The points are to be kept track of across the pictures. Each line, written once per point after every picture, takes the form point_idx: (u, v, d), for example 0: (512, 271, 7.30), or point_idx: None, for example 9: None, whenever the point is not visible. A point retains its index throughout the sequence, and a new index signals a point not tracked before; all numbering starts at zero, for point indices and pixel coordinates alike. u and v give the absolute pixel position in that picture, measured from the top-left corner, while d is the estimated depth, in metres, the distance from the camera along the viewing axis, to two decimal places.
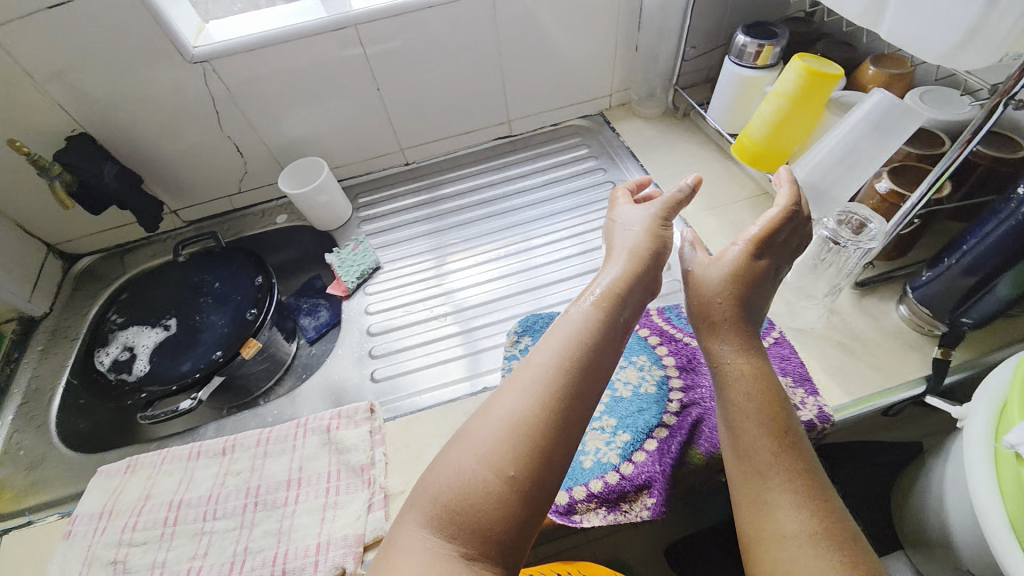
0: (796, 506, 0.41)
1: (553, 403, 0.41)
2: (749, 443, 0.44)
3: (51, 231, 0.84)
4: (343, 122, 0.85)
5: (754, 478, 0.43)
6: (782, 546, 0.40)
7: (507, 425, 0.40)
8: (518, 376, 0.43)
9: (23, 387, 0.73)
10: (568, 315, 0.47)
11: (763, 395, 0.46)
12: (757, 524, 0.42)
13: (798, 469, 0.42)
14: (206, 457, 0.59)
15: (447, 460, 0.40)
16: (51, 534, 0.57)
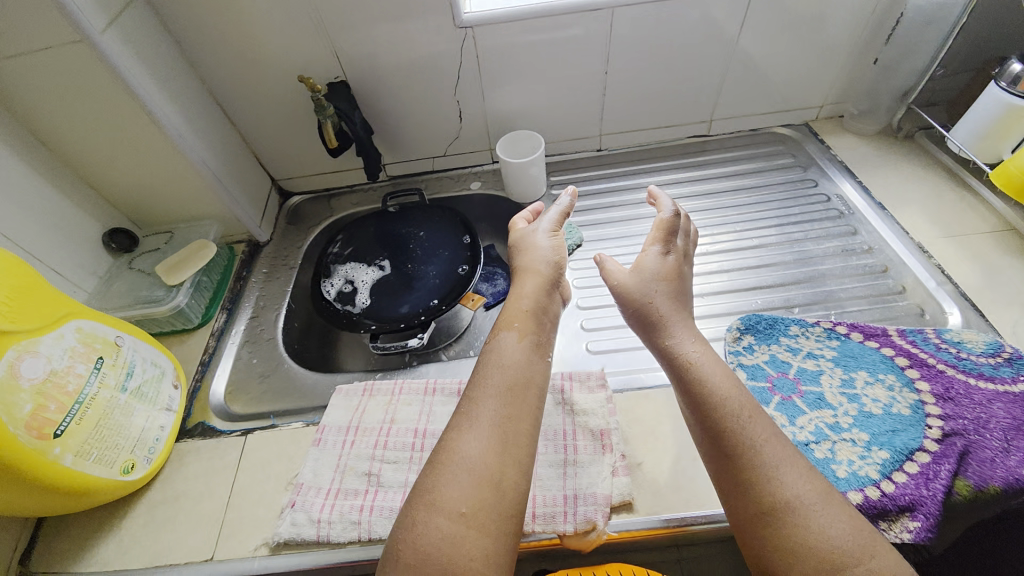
0: (795, 471, 0.43)
1: (504, 452, 0.46)
2: (704, 430, 0.48)
3: (277, 166, 0.91)
4: (561, 101, 0.87)
5: (728, 453, 0.46)
6: (805, 512, 0.41)
7: (487, 486, 0.44)
8: (479, 427, 0.47)
9: (252, 303, 0.80)
10: (504, 346, 0.55)
11: (681, 364, 0.53)
12: (762, 493, 0.43)
13: (749, 439, 0.45)
14: (442, 394, 0.63)
15: (462, 491, 0.43)
16: (300, 439, 0.61)
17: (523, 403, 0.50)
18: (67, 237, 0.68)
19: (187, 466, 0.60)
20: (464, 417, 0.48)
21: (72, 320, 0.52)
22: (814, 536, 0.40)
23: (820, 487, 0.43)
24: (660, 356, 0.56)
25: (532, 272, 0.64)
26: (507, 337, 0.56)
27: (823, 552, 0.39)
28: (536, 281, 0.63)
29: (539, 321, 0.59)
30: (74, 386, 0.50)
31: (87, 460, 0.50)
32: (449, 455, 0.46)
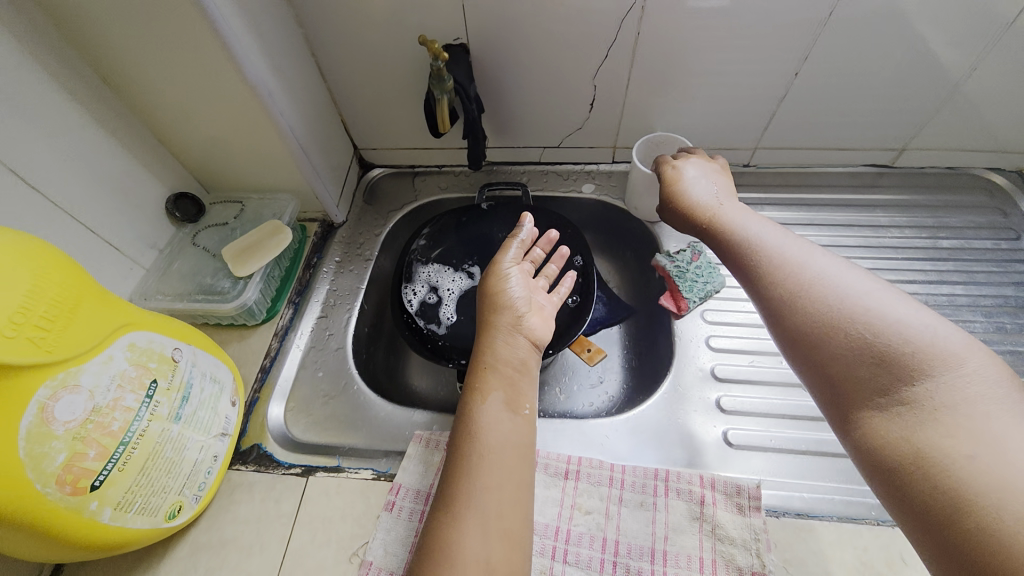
0: (859, 281, 0.41)
1: (502, 541, 0.41)
2: (750, 284, 0.47)
3: (363, 135, 0.77)
4: (722, 101, 0.69)
5: (780, 296, 0.44)
6: (870, 309, 0.39)
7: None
8: (469, 507, 0.42)
9: (321, 298, 0.69)
10: (485, 422, 0.47)
11: (733, 233, 0.51)
12: (817, 316, 0.40)
13: (801, 271, 0.44)
14: (545, 473, 0.50)
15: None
16: (370, 494, 0.51)
17: (515, 463, 0.45)
18: (127, 203, 0.58)
19: (239, 504, 0.51)
20: (458, 503, 0.42)
21: (123, 336, 0.42)
22: (877, 326, 0.38)
23: (887, 293, 0.40)
24: (713, 230, 0.54)
25: (502, 325, 0.54)
26: (488, 399, 0.48)
27: (888, 343, 0.37)
28: (503, 336, 0.53)
29: (515, 378, 0.51)
30: (120, 424, 0.40)
31: (128, 512, 0.41)
32: (448, 556, 0.40)
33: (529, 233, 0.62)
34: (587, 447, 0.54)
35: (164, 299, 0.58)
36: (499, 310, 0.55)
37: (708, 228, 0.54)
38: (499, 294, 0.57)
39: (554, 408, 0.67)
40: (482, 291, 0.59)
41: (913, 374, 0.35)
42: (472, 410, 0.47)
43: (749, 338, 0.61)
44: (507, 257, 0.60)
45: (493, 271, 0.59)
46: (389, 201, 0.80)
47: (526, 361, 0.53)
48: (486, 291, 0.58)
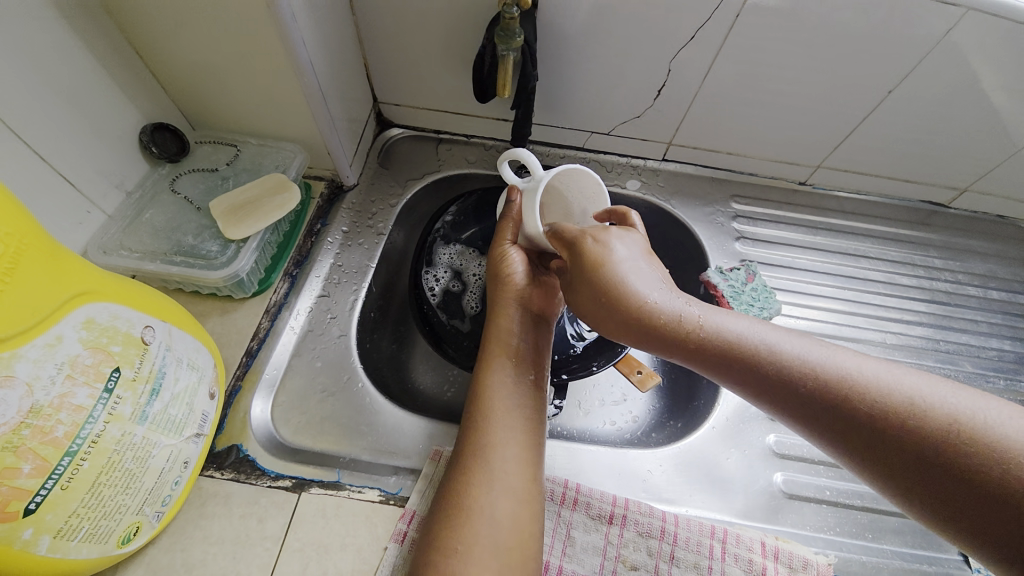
0: (885, 373, 0.35)
1: (510, 499, 0.39)
2: (787, 410, 0.38)
3: (385, 86, 0.65)
4: (801, 111, 0.62)
5: (840, 424, 0.35)
6: (942, 412, 0.32)
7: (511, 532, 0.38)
8: (490, 462, 0.41)
9: (323, 273, 0.58)
10: (501, 383, 0.45)
11: (726, 337, 0.40)
12: (898, 439, 0.32)
13: (835, 379, 0.36)
14: (587, 516, 0.44)
15: (487, 541, 0.37)
16: (376, 519, 0.43)
17: (524, 432, 0.43)
18: (87, 127, 0.45)
19: (211, 520, 0.42)
20: (470, 464, 0.41)
21: (76, 310, 0.31)
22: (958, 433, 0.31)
23: (931, 382, 0.34)
24: (676, 332, 0.41)
25: (509, 302, 0.50)
26: (494, 370, 0.46)
27: (995, 456, 0.29)
28: (511, 317, 0.49)
29: (522, 352, 0.47)
30: (66, 430, 0.30)
31: (72, 540, 0.32)
32: (456, 508, 0.39)
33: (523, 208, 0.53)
34: (626, 483, 0.49)
35: (128, 256, 0.46)
36: (503, 288, 0.51)
37: (682, 333, 0.41)
38: (502, 274, 0.51)
39: (571, 425, 0.56)
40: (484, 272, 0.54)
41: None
42: (482, 382, 0.45)
43: None
44: (509, 236, 0.53)
45: (492, 251, 0.54)
46: (408, 167, 0.70)
47: (535, 340, 0.49)
48: (488, 273, 0.53)
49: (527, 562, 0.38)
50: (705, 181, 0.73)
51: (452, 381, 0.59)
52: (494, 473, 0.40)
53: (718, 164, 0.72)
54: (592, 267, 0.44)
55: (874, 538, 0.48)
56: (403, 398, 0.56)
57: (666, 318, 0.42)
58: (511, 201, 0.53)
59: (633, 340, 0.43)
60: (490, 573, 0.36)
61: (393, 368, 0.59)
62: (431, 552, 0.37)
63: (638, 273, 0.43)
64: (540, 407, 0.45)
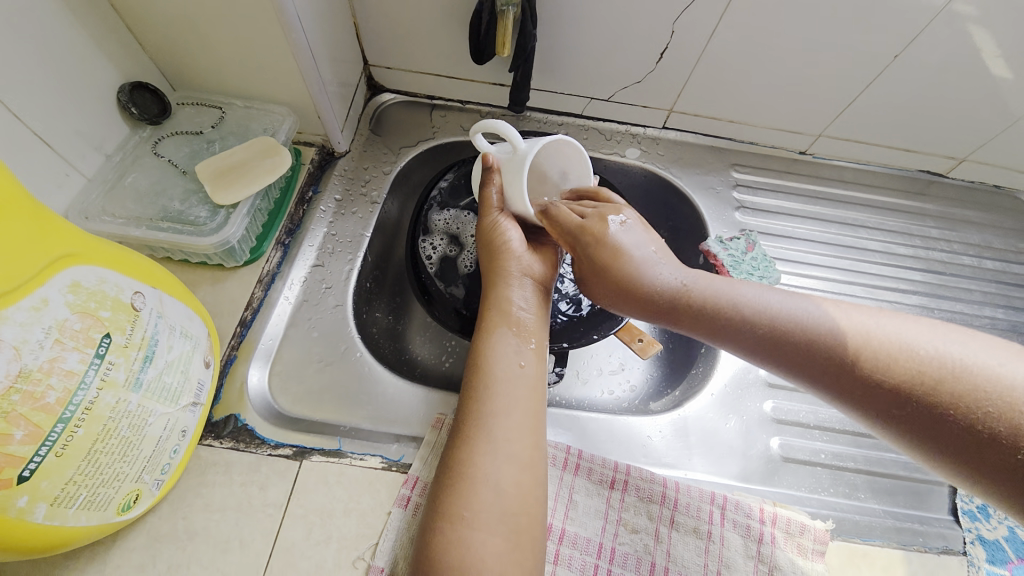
0: (898, 326, 0.36)
1: (514, 466, 0.39)
2: (777, 361, 0.40)
3: (376, 47, 0.62)
4: (805, 78, 0.61)
5: (836, 373, 0.37)
6: (964, 363, 0.32)
7: (513, 498, 0.38)
8: (491, 433, 0.40)
9: (316, 243, 0.57)
10: (502, 354, 0.44)
11: (712, 295, 0.43)
12: (900, 382, 0.34)
13: (846, 333, 0.37)
14: (589, 481, 0.44)
15: (490, 508, 0.37)
16: (378, 487, 0.43)
17: (527, 402, 0.43)
18: (60, 83, 0.42)
19: (211, 488, 0.41)
20: (472, 431, 0.40)
21: (61, 273, 0.30)
22: (976, 381, 0.31)
23: (963, 341, 0.34)
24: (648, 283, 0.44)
25: (505, 272, 0.49)
26: (494, 339, 0.45)
27: (1006, 392, 0.30)
28: (512, 287, 0.48)
29: (523, 321, 0.47)
30: (57, 396, 0.29)
31: (70, 508, 0.31)
32: (459, 474, 0.38)
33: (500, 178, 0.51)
34: (627, 447, 0.49)
35: (113, 222, 0.44)
36: (500, 258, 0.49)
37: (670, 298, 0.44)
38: (495, 247, 0.50)
39: (570, 394, 0.57)
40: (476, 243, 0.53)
41: (1002, 412, 0.30)
42: (483, 350, 0.45)
43: None
44: (495, 204, 0.51)
45: (483, 220, 0.51)
46: (400, 133, 0.67)
47: (534, 309, 0.48)
48: (483, 242, 0.51)
49: (530, 530, 0.38)
50: (704, 150, 0.72)
51: (450, 351, 0.59)
52: (496, 442, 0.40)
53: (718, 132, 0.71)
54: (604, 254, 0.46)
55: (867, 497, 0.49)
56: (400, 369, 0.56)
57: (662, 288, 0.44)
58: (488, 169, 0.50)
59: (623, 302, 0.46)
60: (493, 537, 0.37)
61: (390, 339, 0.58)
62: (437, 518, 0.37)
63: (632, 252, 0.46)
64: (541, 375, 0.45)
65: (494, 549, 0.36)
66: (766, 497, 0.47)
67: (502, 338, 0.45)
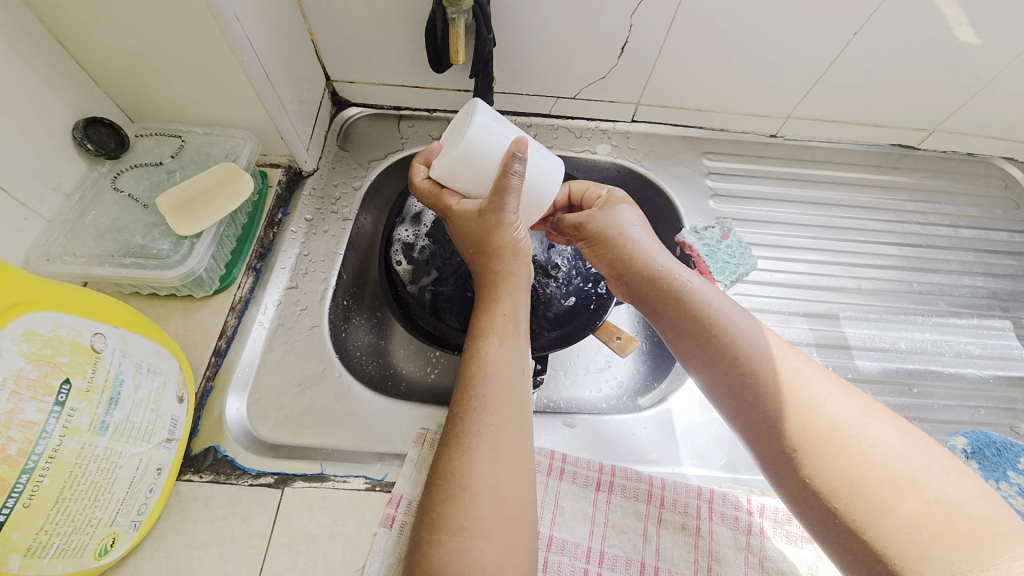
0: (876, 436, 0.35)
1: (511, 471, 0.39)
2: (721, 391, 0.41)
3: (336, 62, 0.61)
4: (769, 61, 0.60)
5: (765, 406, 0.38)
6: (907, 476, 0.34)
7: (509, 506, 0.38)
8: (484, 440, 0.39)
9: (289, 264, 0.56)
10: (501, 356, 0.43)
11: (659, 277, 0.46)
12: (835, 459, 0.35)
13: (798, 384, 0.38)
14: (575, 484, 0.44)
15: (490, 513, 0.37)
16: (363, 508, 0.42)
17: (522, 406, 0.42)
18: (9, 127, 0.42)
19: (193, 524, 0.41)
20: (463, 438, 0.39)
21: (12, 322, 0.29)
22: (895, 465, 0.34)
23: (920, 450, 0.35)
24: (629, 269, 0.48)
25: (508, 276, 0.46)
26: (491, 343, 0.44)
27: (924, 496, 0.33)
28: (514, 291, 0.46)
29: (517, 325, 0.46)
30: (18, 447, 0.29)
31: (43, 558, 0.31)
32: (456, 483, 0.37)
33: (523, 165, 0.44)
34: (611, 447, 0.49)
35: (75, 262, 0.44)
36: (510, 259, 0.46)
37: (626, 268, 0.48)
38: (499, 247, 0.46)
39: (557, 395, 0.56)
40: (479, 240, 0.46)
41: (904, 499, 0.33)
42: (480, 355, 0.43)
43: (776, 325, 0.60)
44: (512, 204, 0.45)
45: (491, 220, 0.45)
46: (368, 148, 0.67)
47: (525, 311, 0.47)
48: (487, 241, 0.46)
49: (525, 533, 0.38)
50: (675, 140, 0.72)
51: (434, 362, 0.59)
52: (495, 446, 0.39)
53: (689, 121, 0.70)
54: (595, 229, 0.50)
55: None
56: (384, 384, 0.56)
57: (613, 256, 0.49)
58: (516, 157, 0.42)
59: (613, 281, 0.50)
60: (492, 546, 0.36)
61: (372, 355, 0.58)
62: (431, 526, 0.36)
63: (647, 241, 0.48)
64: (531, 382, 0.45)
65: (493, 556, 0.35)
66: (755, 486, 0.47)
67: (497, 344, 0.44)
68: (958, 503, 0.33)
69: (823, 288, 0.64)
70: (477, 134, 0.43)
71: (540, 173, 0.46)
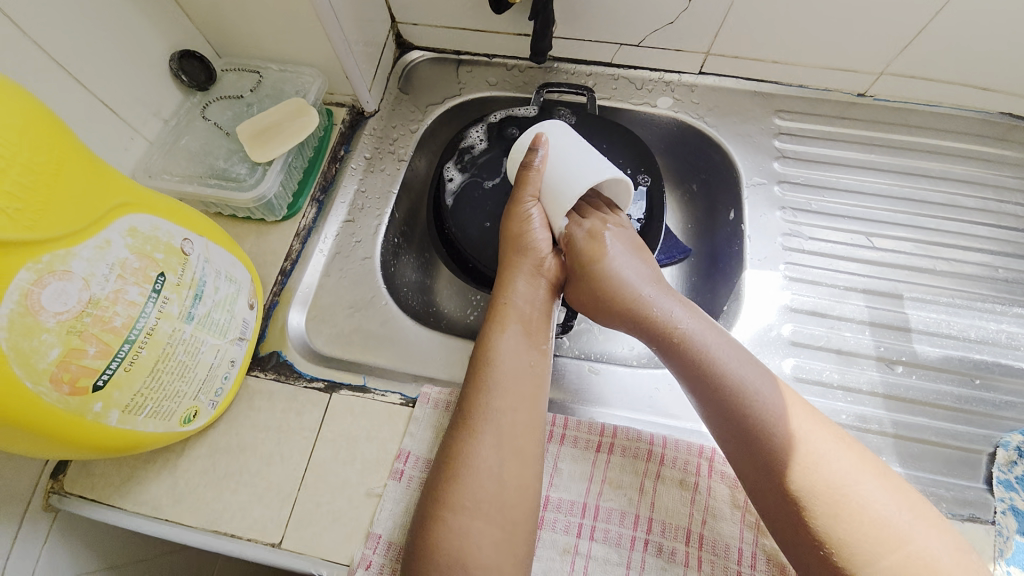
0: (842, 463, 0.40)
1: (515, 460, 0.43)
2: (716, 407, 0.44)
3: (401, 2, 0.62)
4: (864, 7, 0.54)
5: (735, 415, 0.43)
6: (860, 502, 0.39)
7: (506, 491, 0.41)
8: (487, 429, 0.43)
9: (347, 199, 0.61)
10: (513, 348, 0.47)
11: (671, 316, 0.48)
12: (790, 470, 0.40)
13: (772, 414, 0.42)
14: (575, 447, 0.46)
15: (488, 496, 0.41)
16: (397, 420, 0.48)
17: (532, 393, 0.46)
18: (120, 56, 0.48)
19: (258, 412, 0.48)
20: (467, 420, 0.44)
21: (119, 220, 0.35)
22: (836, 487, 0.39)
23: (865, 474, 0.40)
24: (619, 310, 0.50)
25: (520, 266, 0.51)
26: (504, 332, 0.48)
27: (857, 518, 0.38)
28: (525, 280, 0.51)
29: (530, 315, 0.50)
30: (123, 321, 0.35)
31: (138, 416, 0.38)
32: (461, 463, 0.42)
33: (545, 158, 0.51)
34: (630, 398, 0.51)
35: (170, 180, 0.50)
36: (524, 251, 0.51)
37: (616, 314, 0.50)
38: (513, 235, 0.52)
39: (589, 348, 0.58)
40: (505, 228, 0.53)
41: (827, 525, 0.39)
42: (492, 343, 0.47)
43: (829, 299, 0.57)
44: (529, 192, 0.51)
45: (512, 209, 0.52)
46: (427, 92, 0.68)
47: (540, 304, 0.50)
48: (508, 231, 0.52)
49: (525, 515, 0.42)
50: (746, 95, 0.67)
51: (474, 305, 0.63)
52: (499, 435, 0.43)
53: (763, 75, 0.65)
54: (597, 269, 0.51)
55: (891, 459, 0.49)
56: (426, 318, 0.61)
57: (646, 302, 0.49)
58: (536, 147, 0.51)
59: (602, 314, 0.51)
60: (491, 524, 0.40)
61: (418, 291, 0.62)
62: (436, 503, 0.41)
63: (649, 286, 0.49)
64: (545, 373, 0.48)
65: (489, 536, 0.40)
66: None
67: (509, 333, 0.48)
68: (882, 514, 0.38)
69: (890, 266, 0.59)
70: (519, 142, 0.54)
71: (574, 168, 0.50)
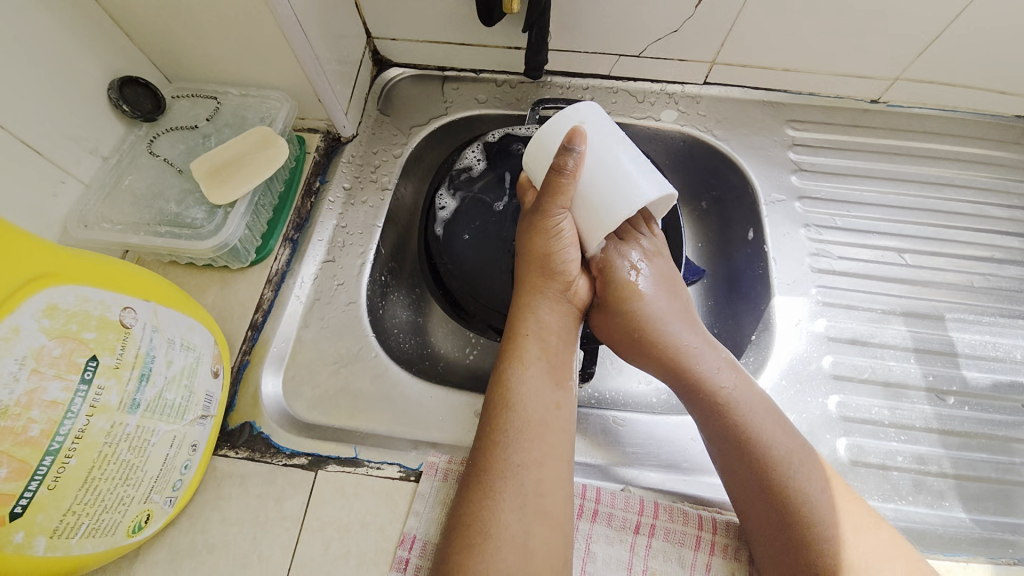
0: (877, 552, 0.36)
1: (542, 524, 0.36)
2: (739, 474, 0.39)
3: (377, 16, 0.56)
4: (882, 10, 0.50)
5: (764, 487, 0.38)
6: None
7: (533, 562, 0.35)
8: (511, 486, 0.37)
9: (326, 236, 0.54)
10: (536, 387, 0.40)
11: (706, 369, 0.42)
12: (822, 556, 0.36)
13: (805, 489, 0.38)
14: (610, 529, 0.40)
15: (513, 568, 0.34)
16: (397, 501, 0.40)
17: (559, 443, 0.39)
18: (44, 86, 0.40)
19: (228, 501, 0.40)
20: (486, 475, 0.37)
21: (32, 297, 0.28)
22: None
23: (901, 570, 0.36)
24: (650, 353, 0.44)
25: (540, 289, 0.44)
26: (524, 367, 0.41)
27: None
28: (547, 307, 0.44)
29: (552, 347, 0.42)
30: (41, 428, 0.27)
31: (71, 539, 0.30)
32: (479, 532, 0.35)
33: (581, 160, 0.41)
34: (663, 454, 0.45)
35: (111, 229, 0.43)
36: (545, 271, 0.43)
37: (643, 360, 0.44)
38: (533, 252, 0.43)
39: (604, 386, 0.52)
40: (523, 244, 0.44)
41: None
42: (511, 379, 0.41)
43: (867, 325, 0.52)
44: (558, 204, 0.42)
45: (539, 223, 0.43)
46: (410, 113, 0.62)
47: (562, 333, 0.43)
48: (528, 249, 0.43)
49: None
50: (755, 106, 0.62)
51: (474, 343, 0.56)
52: (524, 492, 0.36)
53: (772, 83, 0.61)
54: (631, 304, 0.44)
55: (954, 505, 0.44)
56: (421, 365, 0.53)
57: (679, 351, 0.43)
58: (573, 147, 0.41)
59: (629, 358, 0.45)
60: None
61: (410, 334, 0.55)
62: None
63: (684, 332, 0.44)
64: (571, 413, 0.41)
65: None
66: None
67: (531, 369, 0.41)
68: None
69: (923, 284, 0.55)
70: (542, 138, 0.44)
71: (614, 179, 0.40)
